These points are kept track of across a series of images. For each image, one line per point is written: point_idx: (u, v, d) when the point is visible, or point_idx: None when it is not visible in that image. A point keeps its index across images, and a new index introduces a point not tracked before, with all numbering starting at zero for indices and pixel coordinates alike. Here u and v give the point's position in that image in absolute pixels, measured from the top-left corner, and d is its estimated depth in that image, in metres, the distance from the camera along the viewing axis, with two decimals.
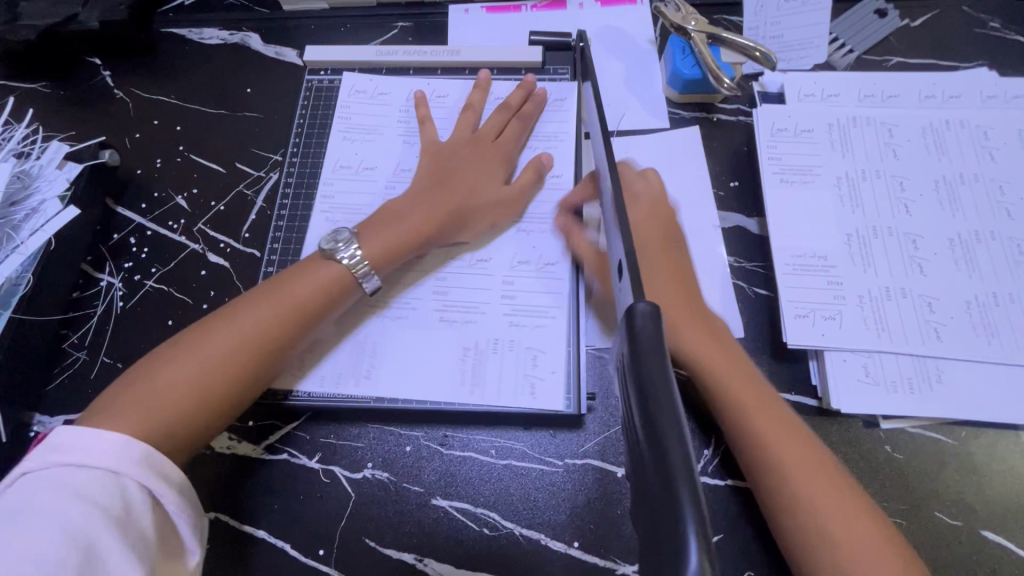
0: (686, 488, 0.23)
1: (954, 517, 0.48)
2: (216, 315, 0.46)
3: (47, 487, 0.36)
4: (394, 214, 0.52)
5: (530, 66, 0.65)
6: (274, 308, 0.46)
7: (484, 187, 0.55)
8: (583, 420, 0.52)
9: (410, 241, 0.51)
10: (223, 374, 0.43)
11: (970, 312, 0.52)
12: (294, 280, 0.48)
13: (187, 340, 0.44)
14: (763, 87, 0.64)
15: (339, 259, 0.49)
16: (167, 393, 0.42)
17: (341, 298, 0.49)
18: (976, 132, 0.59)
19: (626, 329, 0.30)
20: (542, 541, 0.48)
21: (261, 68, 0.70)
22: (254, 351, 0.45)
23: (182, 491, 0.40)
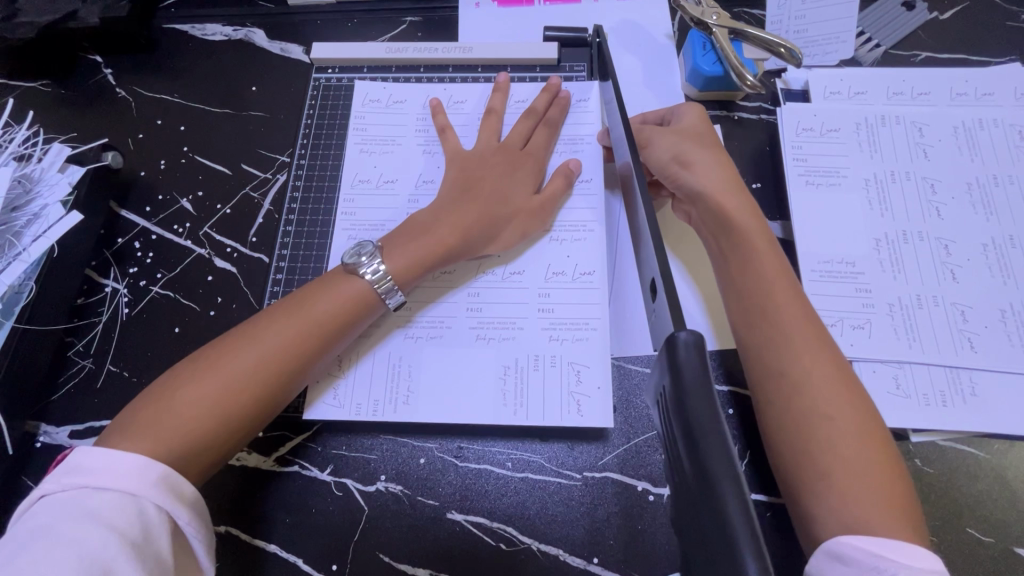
0: (746, 545, 0.22)
1: (986, 533, 0.46)
2: (238, 331, 0.45)
3: (65, 510, 0.35)
4: (420, 225, 0.50)
5: (545, 64, 0.62)
6: (296, 325, 0.45)
7: (515, 197, 0.53)
8: (602, 432, 0.51)
9: (438, 255, 0.49)
10: (245, 393, 0.42)
11: (1005, 322, 0.50)
12: (318, 295, 0.46)
13: (208, 357, 0.43)
14: (787, 85, 0.62)
15: (362, 275, 0.47)
16: (186, 415, 0.40)
17: (367, 313, 0.47)
18: (1010, 132, 0.57)
19: (667, 359, 0.28)
20: (560, 557, 0.47)
21: (267, 66, 0.68)
22: (277, 369, 0.43)
23: (197, 510, 0.39)
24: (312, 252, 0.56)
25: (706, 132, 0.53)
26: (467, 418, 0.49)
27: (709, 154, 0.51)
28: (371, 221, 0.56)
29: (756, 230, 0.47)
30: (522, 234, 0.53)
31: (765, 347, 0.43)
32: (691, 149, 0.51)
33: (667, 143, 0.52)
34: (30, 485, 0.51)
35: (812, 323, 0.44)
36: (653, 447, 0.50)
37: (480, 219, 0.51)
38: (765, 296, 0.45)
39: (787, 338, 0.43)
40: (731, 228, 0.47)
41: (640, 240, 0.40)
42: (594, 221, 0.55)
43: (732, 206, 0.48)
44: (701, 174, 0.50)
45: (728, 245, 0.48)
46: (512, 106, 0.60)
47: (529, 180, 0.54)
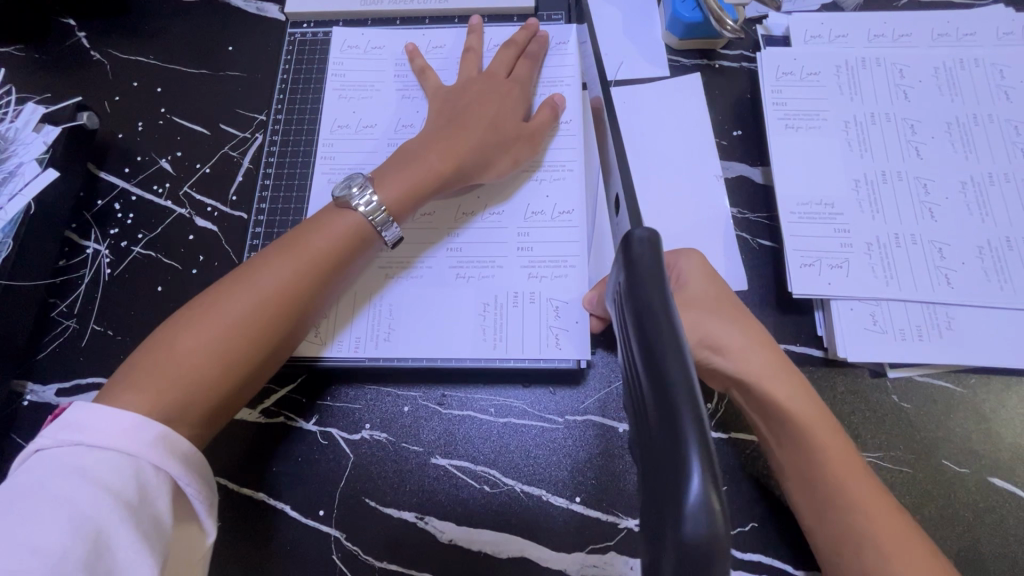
0: (688, 412, 0.22)
1: (961, 464, 0.47)
2: (230, 279, 0.44)
3: (59, 468, 0.34)
4: (412, 154, 0.50)
5: (523, 13, 0.61)
6: (292, 265, 0.44)
7: (504, 126, 0.53)
8: (583, 376, 0.51)
9: (431, 182, 0.49)
10: (245, 337, 0.42)
11: (982, 258, 0.50)
12: (309, 235, 0.46)
13: (202, 306, 0.42)
14: (768, 31, 0.61)
15: (355, 207, 0.47)
16: (188, 359, 0.40)
17: (360, 249, 0.47)
18: (991, 71, 0.56)
19: (624, 257, 0.29)
20: (542, 497, 0.48)
21: (243, 24, 0.67)
22: (275, 312, 0.43)
23: (199, 470, 0.38)
24: (291, 204, 0.56)
25: (719, 294, 0.45)
26: (445, 359, 0.50)
27: (744, 340, 0.44)
28: (352, 166, 0.56)
29: (812, 412, 0.42)
30: (513, 162, 0.53)
31: (839, 543, 0.40)
32: (723, 328, 0.44)
33: (692, 324, 0.44)
34: (19, 442, 0.52)
35: (878, 495, 0.41)
36: None
37: (472, 149, 0.51)
38: (816, 471, 0.41)
39: (866, 534, 0.39)
40: (785, 422, 0.42)
41: (612, 178, 0.42)
42: (574, 161, 0.55)
43: (784, 393, 0.42)
44: (745, 355, 0.43)
45: (786, 439, 0.43)
46: (490, 58, 0.59)
47: (517, 112, 0.54)
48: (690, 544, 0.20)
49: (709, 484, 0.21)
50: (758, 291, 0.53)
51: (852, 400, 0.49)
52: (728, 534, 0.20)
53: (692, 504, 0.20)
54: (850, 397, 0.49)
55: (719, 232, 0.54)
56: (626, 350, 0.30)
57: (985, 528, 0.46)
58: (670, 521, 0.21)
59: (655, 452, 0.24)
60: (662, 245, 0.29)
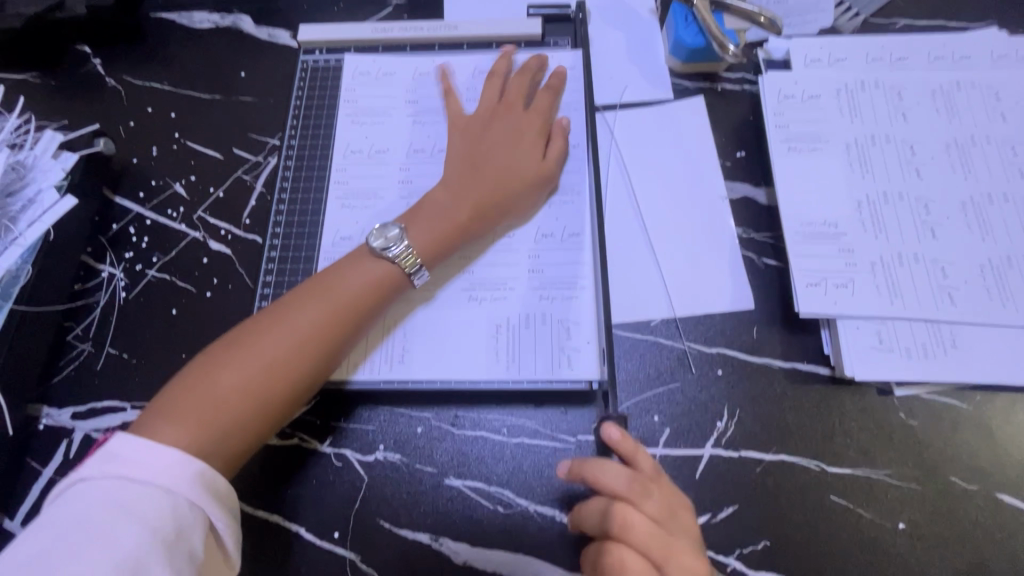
0: None
1: (969, 481, 0.48)
2: (268, 314, 0.45)
3: (102, 500, 0.35)
4: (438, 206, 0.52)
5: (530, 39, 0.63)
6: (326, 306, 0.45)
7: (522, 169, 0.54)
8: (595, 396, 0.52)
9: (456, 232, 0.51)
10: (282, 375, 0.43)
11: (984, 277, 0.51)
12: (342, 277, 0.47)
13: (243, 341, 0.43)
14: (769, 54, 0.62)
15: (389, 257, 0.48)
16: (226, 394, 0.41)
17: (391, 294, 0.48)
18: (987, 93, 0.58)
19: None
20: (555, 517, 0.48)
21: (255, 51, 0.68)
22: (310, 352, 0.44)
23: (226, 503, 0.38)
24: (304, 229, 0.57)
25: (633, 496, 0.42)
26: (459, 380, 0.51)
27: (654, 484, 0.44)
28: (365, 191, 0.58)
29: None
30: (530, 204, 0.55)
31: None
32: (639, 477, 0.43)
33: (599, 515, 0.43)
34: (34, 465, 0.52)
35: None
36: (648, 409, 0.51)
37: (492, 191, 0.53)
38: None
39: None
40: None
41: None
42: (582, 184, 0.57)
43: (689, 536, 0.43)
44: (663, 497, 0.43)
45: None
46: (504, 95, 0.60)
47: (534, 145, 0.56)
48: None
49: None
50: (765, 311, 0.54)
51: (860, 418, 0.50)
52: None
53: None
54: (858, 414, 0.50)
55: (725, 253, 0.56)
56: None
57: (994, 544, 0.46)
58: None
59: None
60: None
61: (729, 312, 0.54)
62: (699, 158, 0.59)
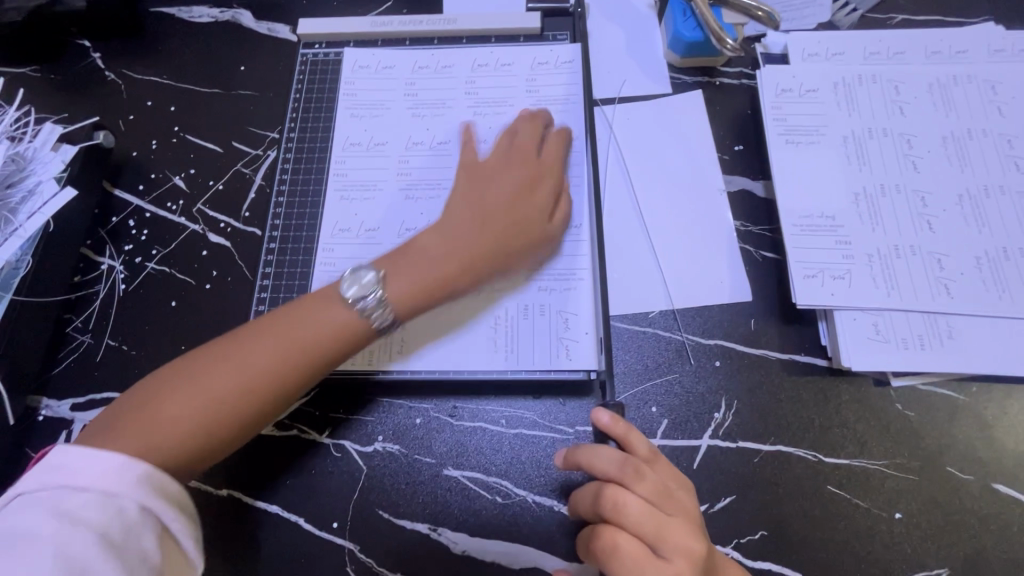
0: None
1: (965, 471, 0.48)
2: (225, 344, 0.43)
3: (42, 510, 0.33)
4: (423, 250, 0.48)
5: (529, 33, 0.63)
6: (283, 346, 0.43)
7: (523, 229, 0.51)
8: (594, 387, 0.52)
9: (437, 285, 0.47)
10: (226, 415, 0.41)
11: (980, 269, 0.51)
12: (307, 318, 0.44)
13: (195, 372, 0.41)
14: (767, 48, 0.62)
15: (358, 307, 0.45)
16: (165, 428, 0.39)
17: (356, 342, 0.45)
18: (984, 87, 0.58)
19: None
20: (553, 507, 0.49)
21: (254, 45, 0.69)
22: (259, 394, 0.42)
23: (180, 508, 0.38)
24: (303, 221, 0.57)
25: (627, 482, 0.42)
26: (458, 371, 0.51)
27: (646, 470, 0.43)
28: (365, 184, 0.58)
29: None
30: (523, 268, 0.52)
31: None
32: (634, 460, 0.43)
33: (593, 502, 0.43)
34: (34, 455, 0.52)
35: None
36: (647, 400, 0.51)
37: (488, 251, 0.49)
38: None
39: None
40: None
41: None
42: (581, 177, 0.57)
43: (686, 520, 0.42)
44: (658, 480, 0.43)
45: None
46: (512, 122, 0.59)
47: (543, 202, 0.52)
48: None
49: None
50: (763, 303, 0.54)
51: (858, 409, 0.50)
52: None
53: None
54: (855, 405, 0.50)
55: (722, 245, 0.56)
56: None
57: (990, 533, 0.46)
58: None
59: None
60: None
61: (727, 304, 0.54)
62: (697, 152, 0.59)
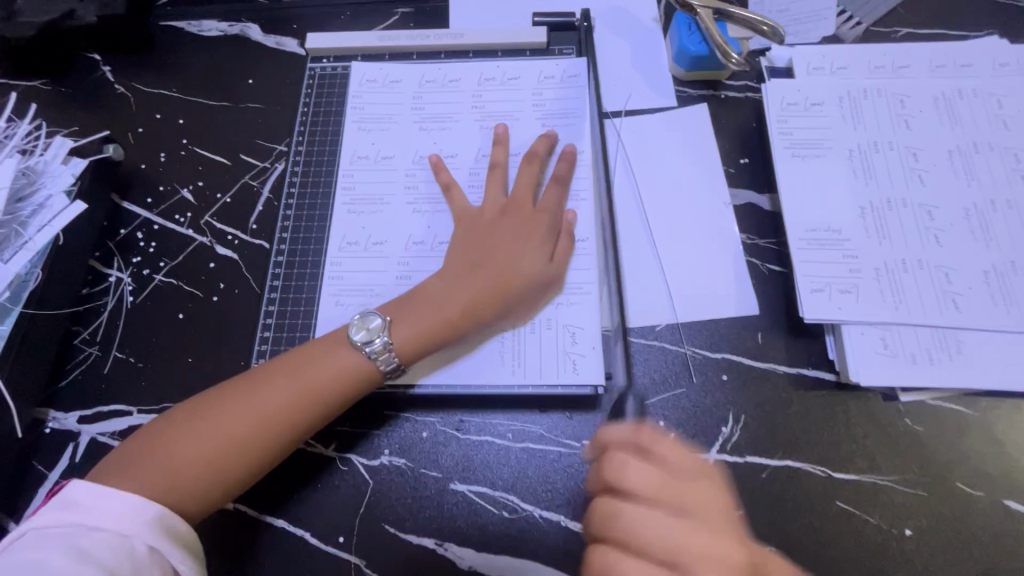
0: None
1: (975, 488, 0.48)
2: (242, 384, 0.46)
3: (57, 546, 0.37)
4: (428, 298, 0.50)
5: (535, 47, 0.64)
6: (295, 388, 0.45)
7: (525, 266, 0.51)
8: (600, 401, 0.52)
9: (441, 331, 0.49)
10: (240, 453, 0.43)
11: (988, 283, 0.51)
12: (318, 362, 0.47)
13: (213, 411, 0.44)
14: (771, 62, 0.63)
15: (364, 350, 0.47)
16: (184, 462, 0.42)
17: (363, 384, 0.47)
18: (989, 101, 0.58)
19: None
20: (560, 522, 0.48)
21: (263, 59, 0.69)
22: (271, 433, 0.44)
23: (190, 550, 0.41)
24: (311, 234, 0.58)
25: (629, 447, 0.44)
26: (464, 384, 0.51)
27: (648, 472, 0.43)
28: (372, 197, 0.58)
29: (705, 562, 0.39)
30: (530, 306, 0.52)
31: None
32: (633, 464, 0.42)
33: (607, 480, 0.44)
34: (40, 468, 0.52)
35: None
36: (654, 414, 0.51)
37: (489, 292, 0.50)
38: None
39: None
40: None
41: None
42: (588, 190, 0.57)
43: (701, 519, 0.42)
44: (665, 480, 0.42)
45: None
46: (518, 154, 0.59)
47: (542, 248, 0.53)
48: None
49: None
50: (770, 316, 0.54)
51: (866, 424, 0.50)
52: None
53: None
54: (864, 420, 0.50)
55: (729, 258, 0.56)
56: None
57: (1001, 551, 0.46)
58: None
59: None
60: None
61: (733, 318, 0.54)
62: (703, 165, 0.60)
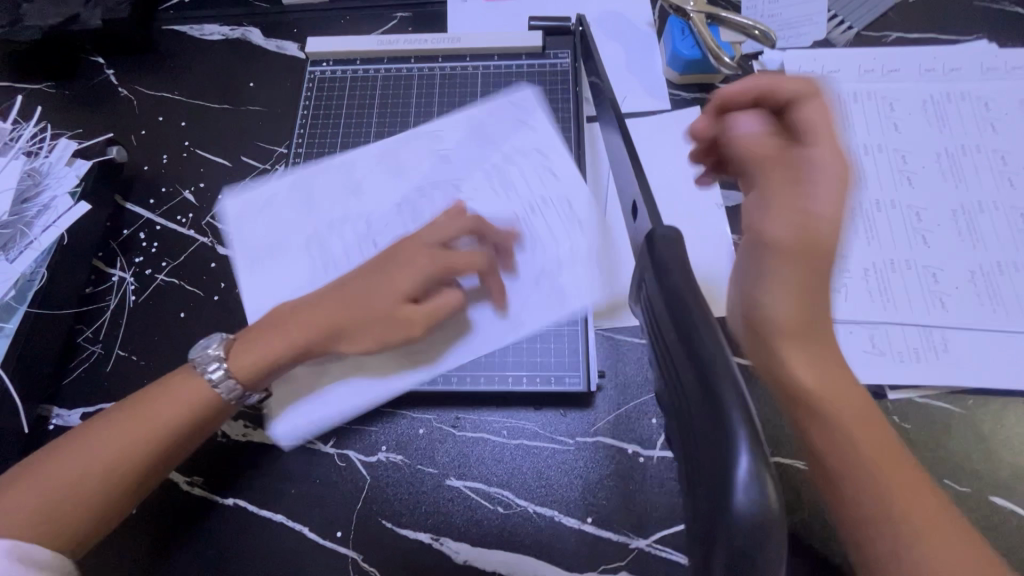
0: (732, 397, 0.25)
1: (962, 484, 0.48)
2: (80, 430, 0.46)
3: None
4: (276, 320, 0.50)
5: (531, 51, 0.65)
6: (132, 425, 0.45)
7: (385, 299, 0.49)
8: (594, 399, 0.53)
9: (281, 352, 0.48)
10: (84, 488, 0.43)
11: (975, 282, 0.52)
12: (157, 399, 0.47)
13: (51, 457, 0.44)
14: (763, 66, 0.64)
15: (204, 375, 0.48)
16: (22, 505, 0.42)
17: (204, 416, 0.47)
18: (977, 105, 0.59)
19: (650, 256, 0.33)
20: (554, 518, 0.49)
21: (264, 63, 0.70)
22: (115, 469, 0.44)
23: None
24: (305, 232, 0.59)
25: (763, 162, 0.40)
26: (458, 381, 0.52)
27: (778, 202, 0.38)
28: None
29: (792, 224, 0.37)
30: (380, 340, 0.49)
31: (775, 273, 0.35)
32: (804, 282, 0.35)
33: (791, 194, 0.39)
34: None
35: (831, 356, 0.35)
36: (646, 413, 0.52)
37: (342, 315, 0.49)
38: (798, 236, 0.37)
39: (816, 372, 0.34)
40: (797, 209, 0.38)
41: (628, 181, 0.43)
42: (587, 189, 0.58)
43: (848, 416, 0.33)
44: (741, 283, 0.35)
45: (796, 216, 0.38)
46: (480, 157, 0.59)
47: (418, 279, 0.50)
48: (745, 516, 0.23)
49: (757, 463, 0.23)
50: None
51: None
52: (778, 523, 0.23)
53: (743, 476, 0.23)
54: None
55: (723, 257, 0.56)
56: (670, 379, 0.31)
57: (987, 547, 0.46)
58: (725, 503, 0.24)
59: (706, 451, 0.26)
60: (685, 244, 0.32)
61: None
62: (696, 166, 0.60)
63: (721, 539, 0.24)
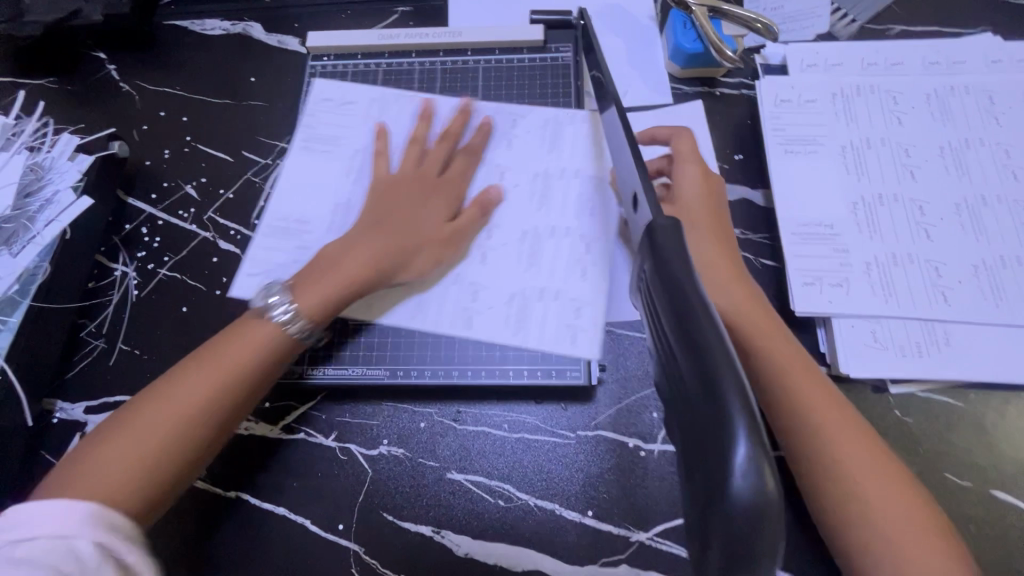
0: (727, 377, 0.25)
1: (962, 476, 0.48)
2: (153, 387, 0.44)
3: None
4: (327, 262, 0.50)
5: (531, 45, 0.65)
6: (209, 369, 0.44)
7: (426, 224, 0.53)
8: (595, 393, 0.53)
9: (347, 288, 0.49)
10: (170, 437, 0.42)
11: (978, 276, 0.52)
12: (227, 343, 0.46)
13: (128, 417, 0.43)
14: (766, 60, 0.63)
15: (273, 316, 0.47)
16: (113, 465, 0.40)
17: (278, 353, 0.47)
18: (981, 98, 0.59)
19: (648, 243, 0.33)
20: (554, 511, 0.49)
21: (265, 57, 0.70)
22: (199, 411, 0.43)
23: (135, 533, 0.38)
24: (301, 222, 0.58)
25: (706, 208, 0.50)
26: (458, 374, 0.53)
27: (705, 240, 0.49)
28: None
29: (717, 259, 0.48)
30: (433, 261, 0.52)
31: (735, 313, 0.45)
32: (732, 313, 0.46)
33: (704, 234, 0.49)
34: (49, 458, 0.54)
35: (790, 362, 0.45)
36: (647, 407, 0.52)
37: (388, 246, 0.51)
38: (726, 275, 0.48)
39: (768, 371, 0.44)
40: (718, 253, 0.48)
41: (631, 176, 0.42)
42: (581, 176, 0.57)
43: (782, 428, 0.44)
44: None
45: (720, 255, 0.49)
46: (475, 125, 0.60)
47: (439, 209, 0.54)
48: (742, 498, 0.23)
49: (755, 449, 0.24)
50: None
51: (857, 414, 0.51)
52: (772, 514, 0.23)
53: (742, 463, 0.24)
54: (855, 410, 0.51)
55: None
56: (665, 361, 0.31)
57: (987, 539, 0.47)
58: (721, 487, 0.24)
59: (703, 435, 0.26)
60: (683, 231, 0.32)
61: None
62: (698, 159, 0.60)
63: (718, 527, 0.25)
